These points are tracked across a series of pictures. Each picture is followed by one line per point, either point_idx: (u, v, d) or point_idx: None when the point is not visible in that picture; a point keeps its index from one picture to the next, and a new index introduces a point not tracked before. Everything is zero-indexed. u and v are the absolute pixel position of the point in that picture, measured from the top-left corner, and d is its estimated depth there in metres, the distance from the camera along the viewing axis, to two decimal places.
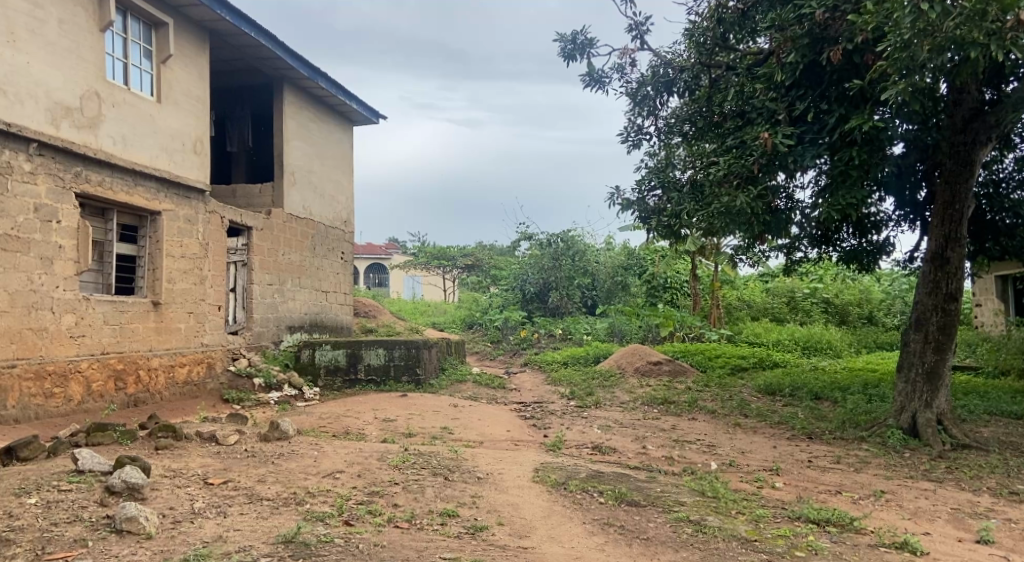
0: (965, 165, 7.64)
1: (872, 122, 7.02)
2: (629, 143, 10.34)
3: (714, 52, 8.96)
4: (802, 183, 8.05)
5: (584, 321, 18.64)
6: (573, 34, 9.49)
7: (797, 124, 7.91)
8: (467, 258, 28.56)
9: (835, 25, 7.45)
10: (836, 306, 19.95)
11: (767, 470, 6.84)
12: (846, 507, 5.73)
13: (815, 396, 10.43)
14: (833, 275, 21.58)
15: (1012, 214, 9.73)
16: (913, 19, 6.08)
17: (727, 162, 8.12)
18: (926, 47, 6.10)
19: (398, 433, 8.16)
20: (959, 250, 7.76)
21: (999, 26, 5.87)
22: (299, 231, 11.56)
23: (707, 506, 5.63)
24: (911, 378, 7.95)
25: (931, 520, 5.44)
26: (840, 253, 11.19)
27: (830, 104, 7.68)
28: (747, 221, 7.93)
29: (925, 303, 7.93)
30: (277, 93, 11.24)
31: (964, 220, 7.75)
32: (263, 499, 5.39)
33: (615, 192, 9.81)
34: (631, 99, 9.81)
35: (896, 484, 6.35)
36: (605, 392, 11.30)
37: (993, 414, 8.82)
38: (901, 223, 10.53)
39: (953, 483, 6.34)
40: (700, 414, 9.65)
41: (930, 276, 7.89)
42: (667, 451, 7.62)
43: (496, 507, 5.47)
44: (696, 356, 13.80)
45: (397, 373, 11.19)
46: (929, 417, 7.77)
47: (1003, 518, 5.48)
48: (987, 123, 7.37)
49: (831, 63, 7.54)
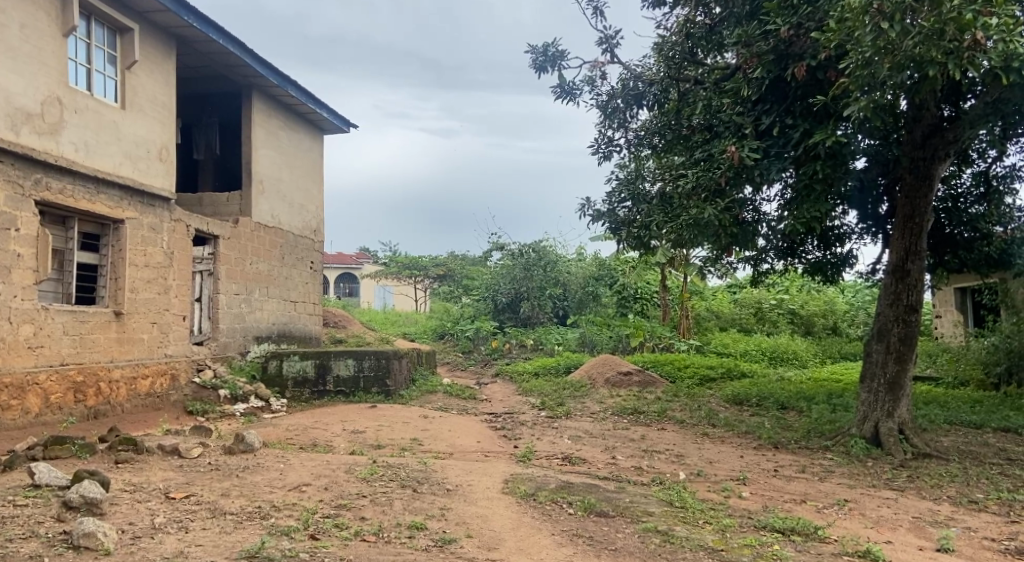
0: (925, 179, 7.78)
1: (836, 137, 7.15)
2: (600, 154, 10.42)
3: (682, 66, 9.09)
4: (768, 196, 8.19)
5: (555, 332, 18.63)
6: (544, 46, 9.55)
7: (763, 138, 8.02)
8: (439, 268, 28.49)
9: (800, 41, 7.58)
10: (802, 317, 20.23)
11: (734, 480, 6.89)
12: (810, 516, 5.79)
13: (781, 406, 10.55)
14: (798, 286, 21.90)
15: (969, 227, 9.97)
16: (873, 38, 6.24)
17: (695, 175, 8.21)
18: (887, 65, 6.24)
19: (367, 445, 8.08)
20: (919, 262, 7.91)
21: (957, 45, 5.99)
22: (267, 240, 11.44)
23: (675, 516, 5.66)
24: (874, 387, 8.08)
25: (893, 528, 5.52)
26: (805, 265, 11.35)
27: (795, 118, 7.81)
28: (714, 234, 8.02)
29: (887, 314, 8.07)
30: (246, 101, 11.15)
31: (924, 233, 7.90)
32: (226, 513, 5.30)
33: (586, 203, 9.86)
34: (601, 111, 9.92)
35: (859, 493, 6.43)
36: (576, 402, 11.31)
37: (954, 424, 8.97)
38: (863, 236, 10.75)
39: (914, 492, 6.45)
40: (669, 424, 9.72)
41: (893, 288, 8.03)
42: (637, 461, 7.64)
43: (465, 520, 5.44)
44: (665, 367, 13.87)
45: (367, 384, 11.10)
46: (891, 426, 7.89)
47: (963, 526, 5.56)
48: (946, 139, 7.52)
49: (795, 79, 7.70)
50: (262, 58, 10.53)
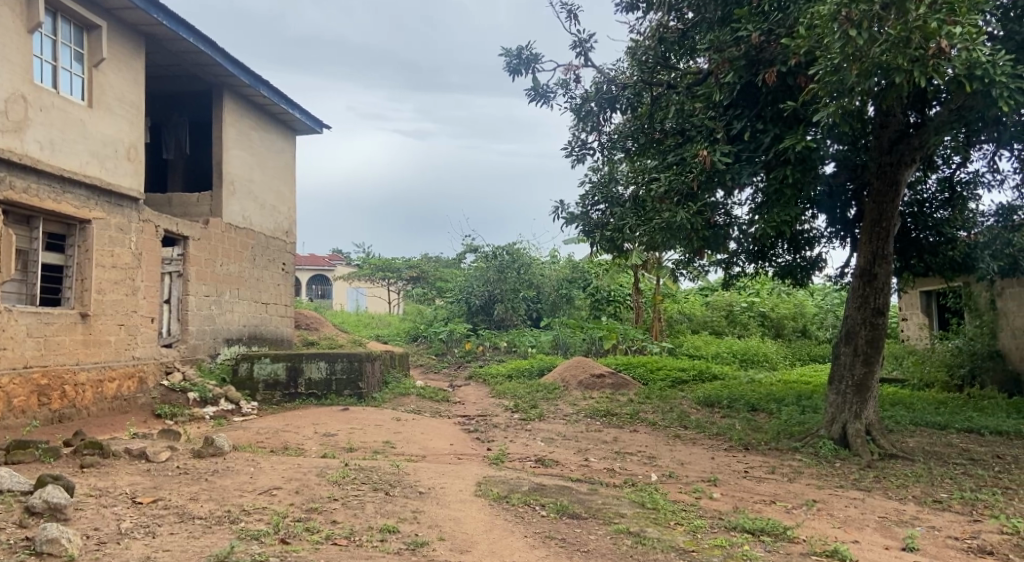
0: (892, 185, 7.91)
1: (805, 142, 7.26)
2: (574, 157, 10.46)
3: (655, 71, 9.15)
4: (740, 200, 8.28)
5: (528, 334, 18.64)
6: (518, 49, 9.57)
7: (734, 143, 8.11)
8: (412, 270, 28.37)
9: (770, 48, 7.71)
10: (772, 320, 20.47)
11: (705, 481, 6.95)
12: (779, 517, 5.85)
13: (752, 407, 10.66)
14: (768, 289, 22.14)
15: (934, 232, 10.15)
16: (842, 44, 6.33)
17: (667, 179, 8.27)
18: (854, 72, 6.34)
19: (339, 448, 8.03)
20: (886, 266, 8.04)
21: (922, 53, 6.09)
22: (238, 242, 11.33)
23: (647, 518, 5.69)
24: (842, 389, 8.19)
25: (860, 528, 5.60)
26: (775, 268, 11.48)
27: (765, 123, 7.92)
28: (687, 237, 8.10)
29: (855, 317, 8.19)
30: (217, 101, 11.03)
31: (890, 237, 8.03)
32: (195, 517, 5.24)
33: (560, 206, 9.87)
34: (575, 114, 9.93)
35: (827, 493, 6.52)
36: (549, 404, 11.33)
37: (919, 425, 9.12)
38: (832, 240, 10.90)
39: (880, 492, 6.55)
40: (641, 426, 9.77)
41: (860, 292, 8.15)
42: (609, 463, 7.68)
43: (438, 523, 5.43)
44: (638, 369, 13.96)
45: (339, 387, 11.05)
46: (859, 427, 8.01)
47: (927, 525, 5.65)
48: (911, 145, 7.65)
49: (766, 84, 7.80)
50: (234, 57, 10.43)
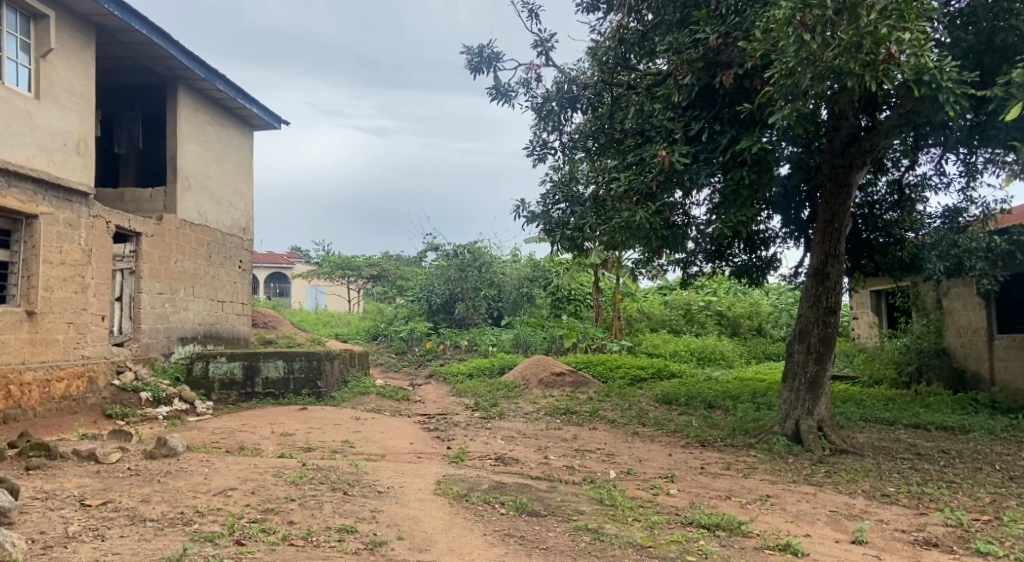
0: (843, 187, 8.09)
1: (761, 144, 7.39)
2: (535, 156, 10.49)
3: (615, 71, 9.23)
4: (698, 200, 8.38)
5: (490, 332, 18.64)
6: (480, 47, 9.55)
7: (692, 144, 8.22)
8: (373, 268, 28.18)
9: (727, 51, 7.83)
10: (729, 319, 20.78)
11: (662, 477, 7.03)
12: (734, 512, 5.95)
13: (709, 404, 10.81)
14: (726, 288, 22.46)
15: (884, 233, 10.41)
16: (796, 49, 6.46)
17: (627, 178, 8.34)
18: (808, 75, 6.47)
19: (296, 448, 7.95)
20: (838, 266, 8.23)
21: (873, 58, 6.24)
22: (193, 239, 11.13)
23: (605, 515, 5.73)
24: (795, 386, 8.36)
25: (811, 522, 5.73)
26: (732, 268, 11.66)
27: (723, 125, 8.05)
28: (646, 236, 8.18)
29: (808, 316, 8.35)
30: (171, 95, 10.82)
31: (842, 237, 8.21)
32: (146, 519, 5.14)
33: (521, 205, 9.89)
34: (536, 113, 9.96)
35: (780, 488, 6.65)
36: (510, 403, 11.34)
37: (869, 421, 9.34)
38: (786, 240, 11.12)
39: (831, 487, 6.69)
40: (601, 424, 9.85)
41: (813, 291, 8.33)
42: (568, 460, 7.72)
43: (397, 522, 5.41)
44: (598, 367, 14.05)
45: (297, 386, 10.96)
46: (811, 424, 8.18)
47: (876, 519, 5.79)
48: (862, 148, 7.83)
49: (723, 86, 7.93)
50: (189, 50, 10.24)
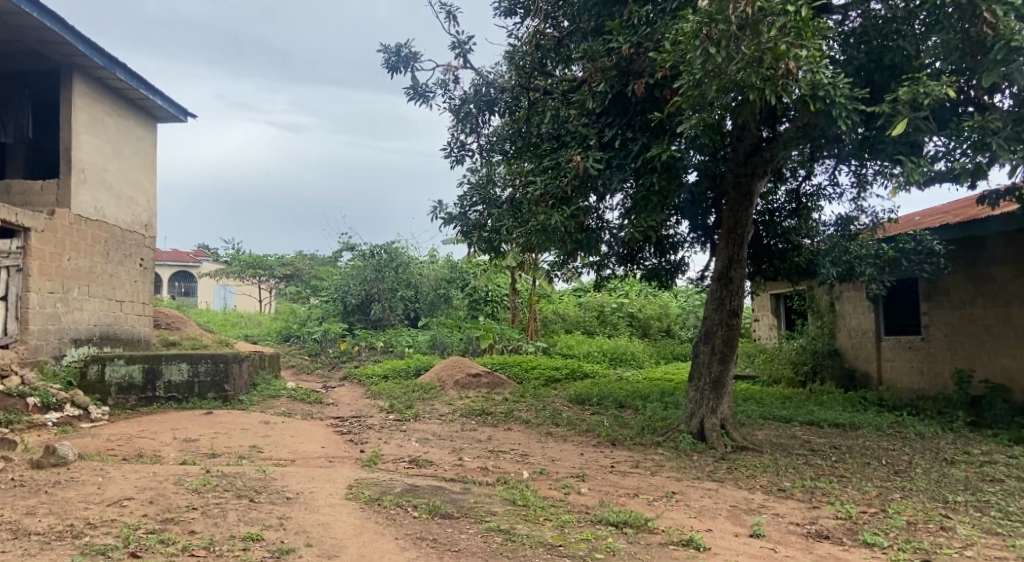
0: (746, 195, 8.41)
1: (671, 151, 7.61)
2: (453, 158, 10.48)
3: (532, 76, 9.32)
4: (611, 204, 8.56)
5: (406, 333, 18.50)
6: (397, 46, 9.48)
7: (605, 149, 8.38)
8: (286, 267, 27.54)
9: (639, 60, 8.03)
10: (640, 320, 21.28)
11: (574, 477, 7.14)
12: (641, 509, 6.10)
13: (620, 404, 11.04)
14: (637, 290, 22.98)
15: (783, 239, 10.97)
16: (703, 61, 6.68)
17: (543, 182, 8.42)
18: (714, 87, 6.72)
19: (200, 454, 7.70)
20: (741, 270, 8.54)
21: (773, 73, 6.51)
22: (89, 234, 10.64)
23: (517, 515, 5.79)
24: (699, 386, 8.64)
25: (713, 517, 5.93)
26: (642, 271, 11.95)
27: (634, 132, 8.25)
28: (562, 239, 8.28)
29: (713, 318, 8.63)
30: (65, 82, 10.32)
31: (745, 243, 8.53)
32: (32, 533, 4.89)
33: (438, 206, 9.87)
34: (453, 114, 9.94)
35: (685, 485, 6.86)
36: (425, 405, 11.29)
37: (768, 418, 9.75)
38: (694, 245, 11.47)
39: (732, 482, 6.95)
40: (516, 424, 9.93)
41: (717, 294, 8.62)
42: (482, 462, 7.75)
43: (305, 528, 5.31)
44: (514, 368, 14.14)
45: (203, 390, 10.59)
46: (714, 422, 8.47)
47: (772, 513, 6.04)
48: (764, 158, 8.17)
49: (635, 95, 8.13)
50: (85, 36, 9.79)
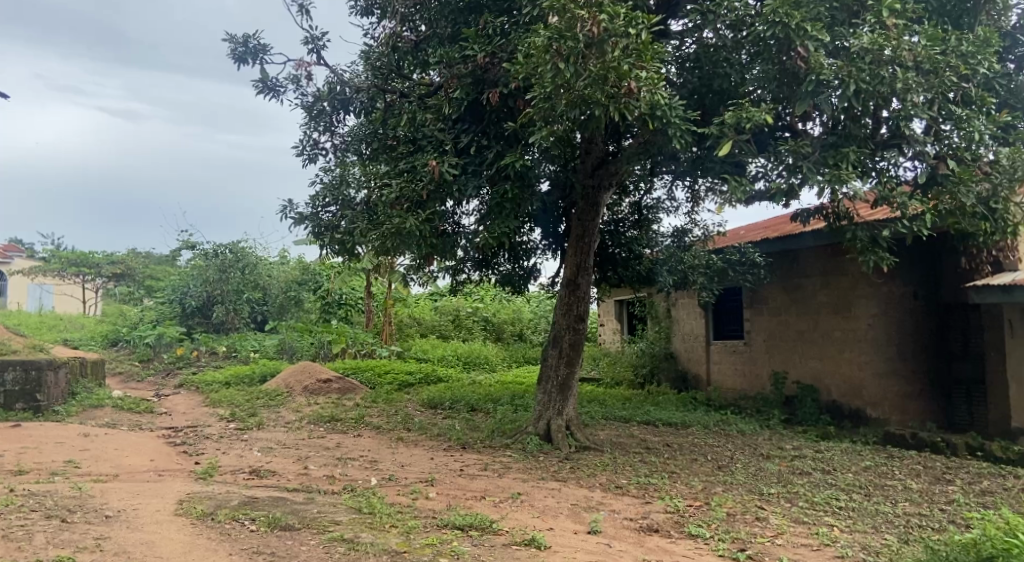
0: (593, 205, 8.81)
1: (524, 161, 7.80)
2: (305, 156, 10.20)
3: (388, 78, 9.17)
4: (467, 210, 8.65)
5: (250, 338, 17.77)
6: (244, 36, 9.13)
7: (461, 156, 8.42)
8: (114, 266, 25.66)
9: (494, 69, 8.17)
10: (493, 324, 21.57)
11: (422, 482, 7.12)
12: (487, 511, 6.19)
13: (472, 407, 11.14)
14: (492, 295, 23.26)
15: (625, 249, 11.46)
16: (553, 75, 6.89)
17: (398, 185, 8.25)
18: (564, 100, 6.96)
19: (5, 472, 7.05)
20: (588, 277, 8.89)
21: (617, 91, 6.83)
22: None
23: (361, 523, 5.72)
24: (547, 389, 8.87)
25: (556, 516, 6.11)
26: (496, 276, 12.14)
27: (489, 140, 8.39)
28: (417, 243, 8.15)
29: (561, 323, 8.90)
30: None
31: (591, 251, 8.90)
32: None
33: (288, 206, 9.54)
34: (306, 112, 9.73)
35: (531, 485, 7.02)
36: (270, 412, 10.90)
37: (609, 419, 10.16)
38: (546, 252, 11.76)
39: (575, 482, 7.18)
40: (366, 430, 9.79)
41: (565, 300, 8.89)
42: (328, 470, 7.58)
43: (126, 548, 5.00)
44: (366, 373, 13.91)
45: (10, 400, 9.74)
46: (559, 423, 8.72)
47: (611, 510, 6.30)
48: (609, 171, 8.51)
49: (489, 103, 8.27)
50: None
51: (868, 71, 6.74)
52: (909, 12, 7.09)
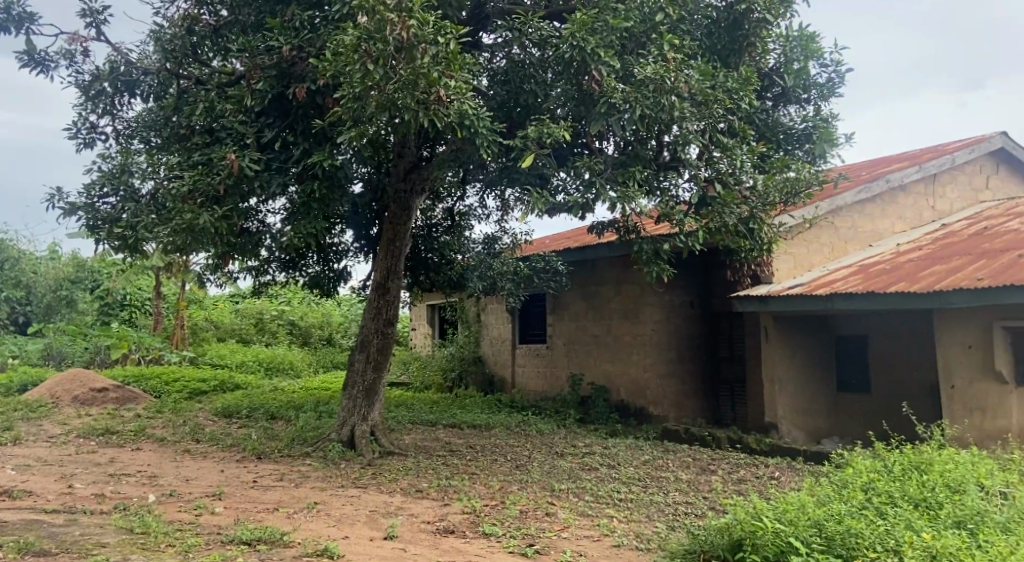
0: (406, 210, 8.75)
1: (332, 160, 7.61)
2: (80, 140, 9.36)
3: (181, 62, 8.65)
4: (273, 208, 8.33)
5: (9, 343, 16.02)
6: (7, 2, 8.24)
7: (264, 151, 8.12)
8: None
9: (302, 64, 7.93)
10: (300, 328, 20.93)
11: (208, 496, 6.78)
12: (278, 523, 6.01)
13: (271, 416, 10.75)
14: (299, 298, 22.56)
15: (438, 253, 11.64)
16: (361, 75, 6.79)
17: (191, 178, 7.73)
18: (373, 103, 6.87)
19: None
20: (398, 281, 8.83)
21: (426, 97, 6.84)
22: None
23: (133, 544, 5.35)
24: (353, 394, 8.73)
25: (351, 524, 6.05)
26: (304, 278, 11.76)
27: (296, 136, 8.14)
28: (211, 242, 7.65)
29: (369, 326, 8.80)
30: None
31: (403, 255, 8.84)
32: None
33: (58, 195, 8.64)
34: (83, 93, 8.92)
35: (328, 494, 6.90)
36: (29, 426, 9.87)
37: (416, 423, 10.21)
38: (358, 254, 11.55)
39: (374, 488, 7.15)
40: (147, 443, 9.15)
41: (374, 304, 8.78)
42: (99, 488, 7.01)
43: None
44: (151, 381, 12.98)
45: None
46: (364, 429, 8.62)
47: (407, 514, 6.34)
48: (422, 176, 8.53)
49: (296, 98, 8.01)
50: None
51: (652, 99, 7.36)
52: (686, 47, 7.85)
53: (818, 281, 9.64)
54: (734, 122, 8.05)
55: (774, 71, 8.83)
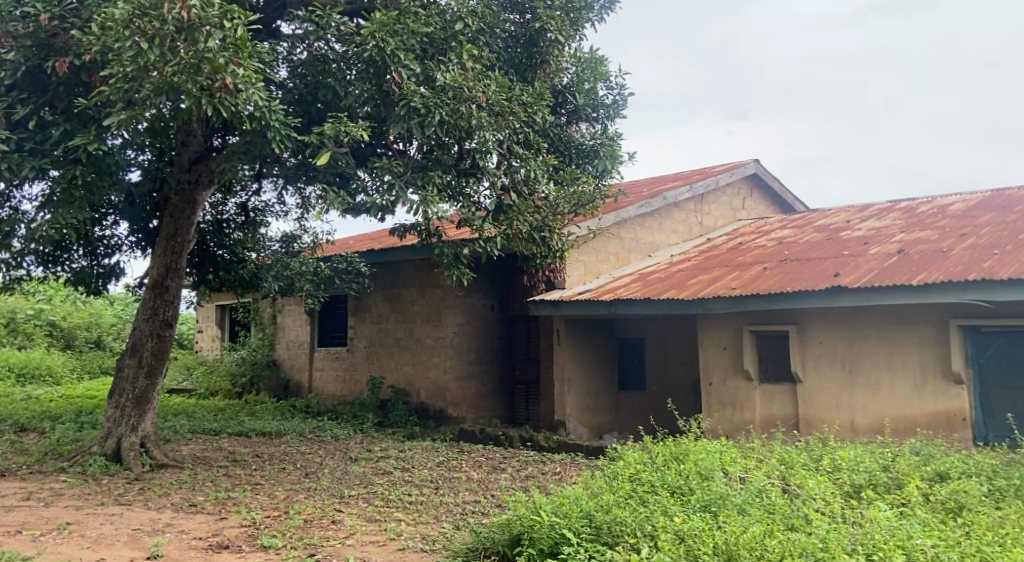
0: (189, 203, 8.07)
1: (98, 145, 6.86)
2: None
3: None
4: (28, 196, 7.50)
5: None
6: None
7: (14, 130, 7.25)
8: None
9: (64, 36, 7.14)
10: (63, 330, 18.95)
11: None
12: (20, 549, 5.33)
13: (21, 429, 9.60)
14: (63, 297, 20.49)
15: (228, 250, 10.94)
16: (134, 55, 6.23)
17: None
18: (148, 85, 6.32)
19: None
20: (177, 280, 8.18)
21: (210, 83, 6.39)
22: None
23: None
24: (121, 402, 7.99)
25: (109, 544, 5.51)
26: (67, 273, 10.61)
27: (56, 116, 7.31)
28: None
29: (143, 328, 8.06)
30: None
31: (184, 252, 8.21)
32: None
33: None
34: None
35: (84, 513, 6.24)
36: None
37: (195, 432, 9.57)
38: (134, 249, 10.66)
39: (141, 504, 6.57)
40: None
41: (149, 304, 8.08)
42: None
43: None
44: None
45: None
46: (133, 441, 7.94)
47: (177, 530, 5.88)
48: (208, 168, 7.90)
49: (56, 73, 7.23)
50: None
51: (450, 106, 7.41)
52: (485, 57, 7.94)
53: (603, 287, 10.15)
54: (530, 135, 8.27)
55: (564, 88, 9.16)
